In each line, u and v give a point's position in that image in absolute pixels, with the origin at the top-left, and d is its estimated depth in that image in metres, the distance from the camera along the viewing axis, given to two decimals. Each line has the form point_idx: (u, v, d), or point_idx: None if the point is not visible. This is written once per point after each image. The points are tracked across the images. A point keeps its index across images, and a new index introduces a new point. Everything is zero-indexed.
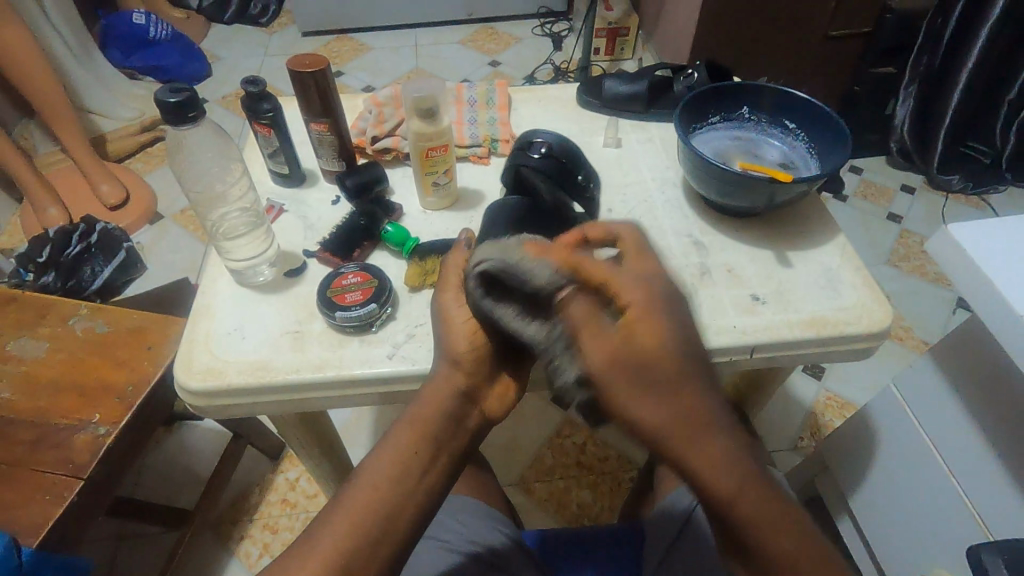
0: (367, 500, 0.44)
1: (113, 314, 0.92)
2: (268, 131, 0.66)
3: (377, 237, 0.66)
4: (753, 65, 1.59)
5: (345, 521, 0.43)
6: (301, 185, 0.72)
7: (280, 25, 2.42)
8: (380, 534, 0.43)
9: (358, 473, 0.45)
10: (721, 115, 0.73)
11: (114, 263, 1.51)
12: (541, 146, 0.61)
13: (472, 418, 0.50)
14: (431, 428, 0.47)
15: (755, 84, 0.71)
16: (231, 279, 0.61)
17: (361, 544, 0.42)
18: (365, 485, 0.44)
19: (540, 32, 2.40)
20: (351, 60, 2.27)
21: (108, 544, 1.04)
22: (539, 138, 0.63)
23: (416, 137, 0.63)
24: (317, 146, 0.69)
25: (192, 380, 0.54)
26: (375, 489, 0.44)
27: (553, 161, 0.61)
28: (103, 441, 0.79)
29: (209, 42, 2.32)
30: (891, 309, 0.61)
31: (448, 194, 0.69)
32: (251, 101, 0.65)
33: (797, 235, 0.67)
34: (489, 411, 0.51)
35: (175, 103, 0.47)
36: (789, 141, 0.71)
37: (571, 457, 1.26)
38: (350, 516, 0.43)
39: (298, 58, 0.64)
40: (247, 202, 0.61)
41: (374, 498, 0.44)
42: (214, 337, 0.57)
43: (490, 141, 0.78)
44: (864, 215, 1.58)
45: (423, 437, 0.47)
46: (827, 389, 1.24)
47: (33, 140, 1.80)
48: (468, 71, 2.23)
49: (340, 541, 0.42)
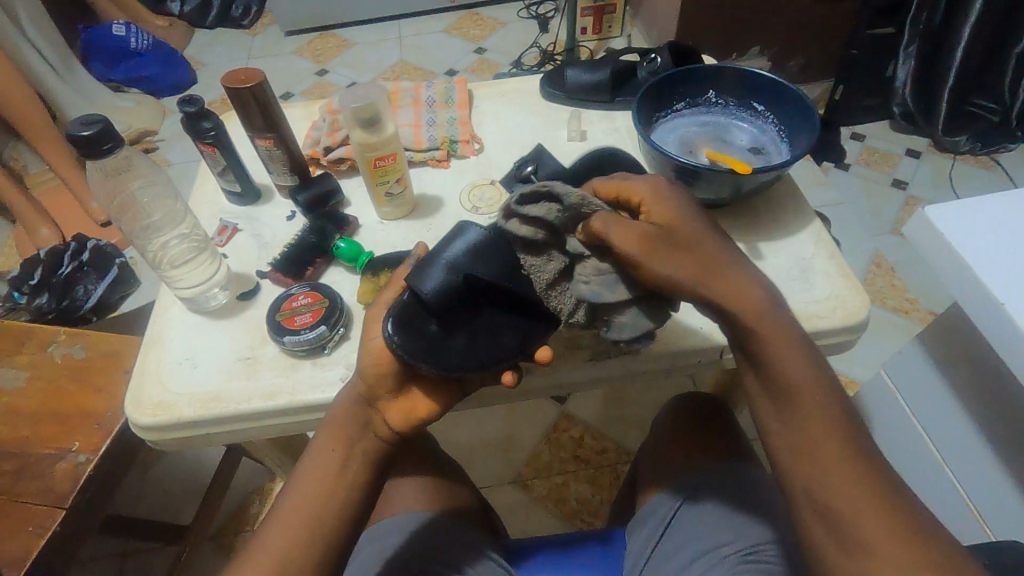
0: (294, 518, 0.45)
1: (92, 339, 0.92)
2: (213, 150, 0.64)
3: (331, 254, 0.64)
4: (741, 38, 1.53)
5: (268, 551, 0.43)
6: (254, 202, 0.70)
7: (263, 25, 2.39)
8: (305, 560, 0.43)
9: (279, 503, 0.46)
10: (686, 101, 0.69)
11: (106, 281, 1.51)
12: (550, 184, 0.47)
13: (377, 425, 0.49)
14: (345, 443, 0.48)
15: (719, 65, 0.67)
16: (185, 307, 0.60)
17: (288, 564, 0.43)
18: (287, 509, 0.45)
19: (526, 15, 2.35)
20: (336, 56, 2.24)
21: (110, 562, 1.05)
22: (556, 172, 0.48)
23: (361, 148, 0.60)
24: (267, 162, 0.67)
25: (143, 415, 0.53)
26: (301, 507, 0.45)
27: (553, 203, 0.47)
28: (83, 469, 0.79)
29: (192, 48, 2.30)
30: (867, 300, 0.57)
31: (404, 202, 0.67)
32: (191, 121, 0.63)
33: (768, 225, 0.64)
34: (390, 420, 0.48)
35: (88, 137, 0.45)
36: (758, 124, 0.68)
37: (568, 451, 1.25)
38: (283, 533, 0.44)
39: (232, 73, 0.61)
40: (188, 226, 0.59)
41: (300, 512, 0.45)
42: (164, 368, 0.56)
43: (449, 143, 0.75)
44: (866, 184, 1.53)
45: (341, 454, 0.47)
46: (830, 369, 1.20)
47: (23, 161, 1.81)
48: (454, 60, 2.18)
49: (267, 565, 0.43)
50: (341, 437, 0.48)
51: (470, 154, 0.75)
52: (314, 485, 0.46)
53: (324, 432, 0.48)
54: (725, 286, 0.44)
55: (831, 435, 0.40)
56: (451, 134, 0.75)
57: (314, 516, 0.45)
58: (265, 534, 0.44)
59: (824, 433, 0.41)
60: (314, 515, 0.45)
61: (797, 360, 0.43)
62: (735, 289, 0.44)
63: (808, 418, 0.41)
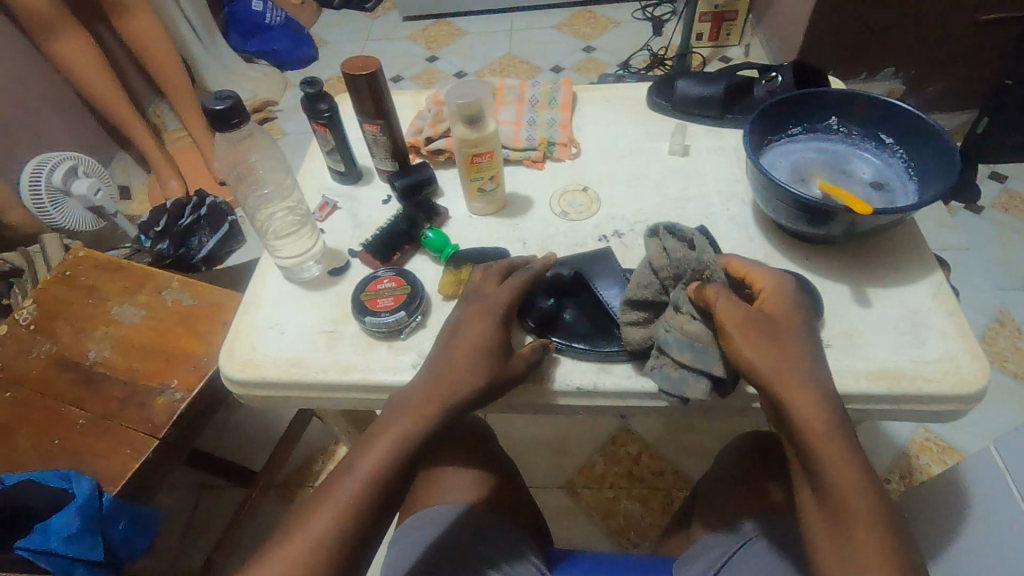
0: (350, 499, 0.45)
1: (199, 289, 1.01)
2: (325, 130, 0.68)
3: (419, 242, 0.66)
4: (874, 57, 1.41)
5: (310, 536, 0.43)
6: (355, 183, 0.73)
7: (384, 9, 2.50)
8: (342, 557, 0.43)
9: (336, 480, 0.46)
10: (804, 126, 0.65)
11: (217, 235, 1.65)
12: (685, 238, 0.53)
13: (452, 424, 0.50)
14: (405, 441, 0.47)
15: (847, 91, 0.62)
16: (281, 276, 0.64)
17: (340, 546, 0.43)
18: (348, 488, 0.45)
19: (640, 16, 2.29)
20: (447, 44, 2.30)
21: (188, 492, 1.16)
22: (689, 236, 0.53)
23: (461, 143, 0.61)
24: (372, 147, 0.70)
25: (233, 369, 0.57)
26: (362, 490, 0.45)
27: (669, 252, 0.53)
28: (178, 406, 0.87)
29: (318, 26, 2.45)
30: (986, 368, 0.51)
31: (494, 200, 0.68)
32: (309, 102, 0.66)
33: (879, 269, 0.58)
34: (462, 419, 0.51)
35: (220, 111, 0.49)
36: (883, 158, 0.62)
37: (624, 466, 1.22)
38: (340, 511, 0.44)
39: (351, 60, 0.64)
40: (293, 201, 0.63)
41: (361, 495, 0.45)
42: (256, 329, 0.60)
43: (547, 144, 0.74)
44: (1001, 231, 1.36)
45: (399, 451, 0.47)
46: (927, 429, 1.09)
47: (163, 118, 2.01)
48: (561, 56, 2.17)
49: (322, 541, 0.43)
50: (400, 434, 0.47)
51: (567, 158, 0.74)
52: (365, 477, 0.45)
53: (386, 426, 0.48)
54: (803, 396, 0.45)
55: (862, 540, 0.41)
56: (550, 136, 0.75)
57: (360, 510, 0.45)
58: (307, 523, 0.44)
59: (865, 549, 0.41)
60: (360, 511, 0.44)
61: (850, 469, 0.43)
62: (813, 399, 0.44)
63: (850, 525, 0.42)
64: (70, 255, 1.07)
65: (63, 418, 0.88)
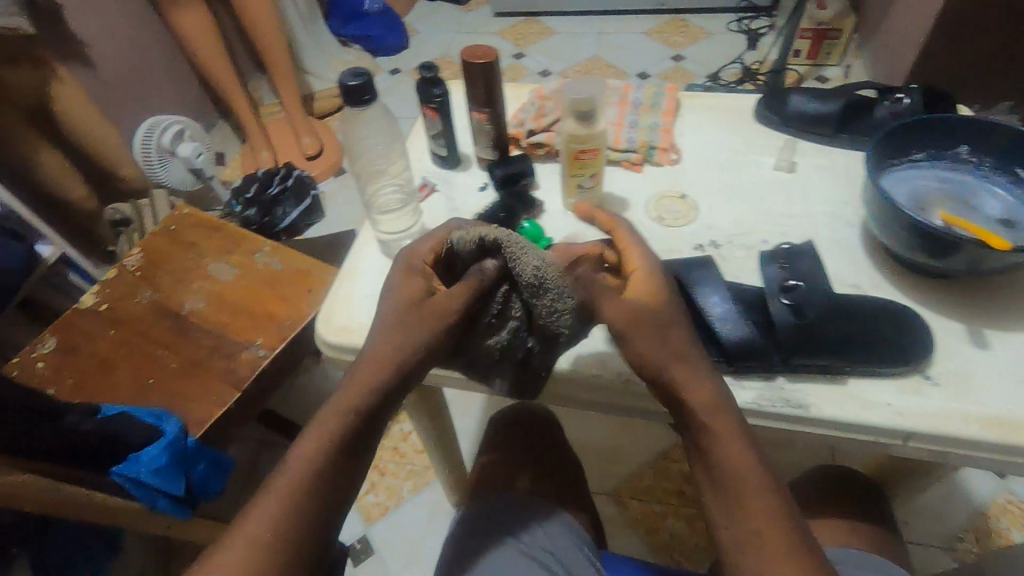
0: (300, 471, 0.43)
1: (287, 255, 1.06)
2: (434, 114, 0.70)
3: (513, 232, 0.67)
4: None
5: (255, 530, 0.41)
6: (453, 168, 0.75)
7: (476, 4, 2.55)
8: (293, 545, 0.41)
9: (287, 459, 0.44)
10: (928, 153, 0.61)
11: (300, 207, 1.73)
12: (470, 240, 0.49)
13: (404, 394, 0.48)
14: (347, 418, 0.45)
15: (984, 119, 0.58)
16: (378, 249, 0.66)
17: (295, 513, 0.41)
18: (295, 463, 0.43)
19: (735, 28, 2.23)
20: (535, 42, 2.31)
21: (252, 446, 1.22)
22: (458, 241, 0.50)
23: (569, 138, 0.62)
24: (475, 134, 0.72)
25: (329, 333, 0.61)
26: (318, 454, 0.43)
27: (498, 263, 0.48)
28: (260, 362, 0.93)
29: (412, 16, 2.52)
30: None
31: (591, 198, 0.68)
32: (424, 86, 0.69)
33: (1001, 311, 0.55)
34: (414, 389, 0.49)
35: (353, 87, 0.51)
36: (1018, 195, 0.58)
37: (674, 484, 1.19)
38: (290, 482, 0.42)
39: (471, 48, 0.66)
40: (402, 179, 0.66)
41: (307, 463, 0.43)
42: (352, 297, 0.63)
43: (647, 148, 0.74)
44: None
45: (344, 430, 0.45)
46: (1010, 492, 1.01)
47: (261, 93, 2.12)
48: (648, 63, 2.15)
49: (272, 515, 0.41)
50: (344, 413, 0.45)
51: (666, 163, 0.73)
52: (312, 460, 0.43)
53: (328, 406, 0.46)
54: (690, 374, 0.46)
55: (777, 535, 0.41)
56: (651, 139, 0.74)
57: (309, 496, 0.42)
58: (245, 519, 0.41)
59: (774, 540, 0.40)
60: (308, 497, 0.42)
61: (736, 446, 0.43)
62: (690, 371, 0.46)
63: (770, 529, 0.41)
64: (176, 212, 1.15)
65: (158, 359, 0.94)
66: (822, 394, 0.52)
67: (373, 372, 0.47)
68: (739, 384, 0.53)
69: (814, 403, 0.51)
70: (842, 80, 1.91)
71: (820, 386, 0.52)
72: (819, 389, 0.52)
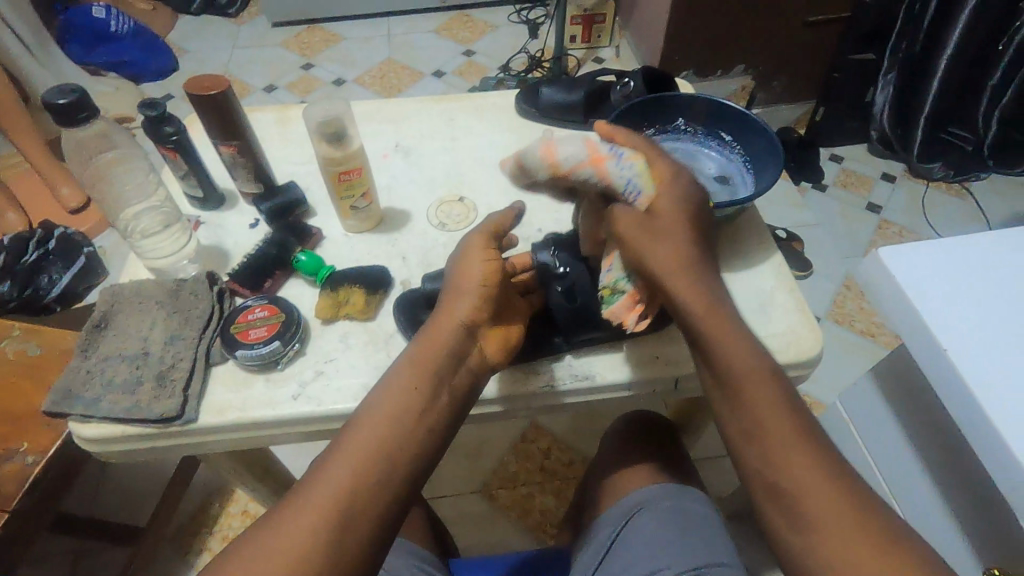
0: (370, 436, 0.42)
1: (48, 334, 0.82)
2: (175, 155, 0.64)
3: (291, 267, 0.63)
4: (731, 56, 1.50)
5: (344, 465, 0.41)
6: (219, 208, 0.69)
7: (253, 14, 1.98)
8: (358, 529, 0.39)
9: (357, 425, 0.43)
10: (656, 128, 0.69)
11: (75, 270, 1.16)
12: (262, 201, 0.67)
13: (473, 356, 0.48)
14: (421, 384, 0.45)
15: (687, 95, 0.67)
16: (151, 274, 0.63)
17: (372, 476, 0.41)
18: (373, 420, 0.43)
19: (517, 19, 1.94)
20: (325, 51, 1.85)
21: (64, 561, 0.95)
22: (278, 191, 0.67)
23: (325, 162, 0.60)
24: (232, 169, 0.66)
25: (84, 427, 0.52)
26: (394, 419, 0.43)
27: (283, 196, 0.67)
28: (31, 471, 0.71)
29: (176, 35, 1.88)
30: (821, 337, 0.58)
31: (369, 217, 0.66)
32: (153, 125, 0.62)
33: (727, 255, 0.64)
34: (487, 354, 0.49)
35: (151, 117, 0.62)
36: (725, 154, 0.68)
37: (535, 462, 1.12)
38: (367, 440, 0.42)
39: (196, 80, 0.61)
40: (164, 204, 0.64)
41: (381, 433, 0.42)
42: (95, 366, 0.55)
43: (609, 291, 0.52)
44: (843, 207, 1.50)
45: (395, 416, 0.43)
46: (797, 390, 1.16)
47: None
48: (442, 61, 1.81)
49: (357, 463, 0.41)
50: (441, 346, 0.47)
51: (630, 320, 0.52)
52: (405, 397, 0.44)
53: (380, 397, 0.44)
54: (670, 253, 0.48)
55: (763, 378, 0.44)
56: (621, 280, 0.51)
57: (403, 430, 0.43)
58: (334, 452, 0.42)
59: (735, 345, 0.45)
60: (406, 426, 0.43)
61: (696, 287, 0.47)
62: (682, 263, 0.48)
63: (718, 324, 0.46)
64: None
65: None
66: (605, 362, 0.57)
67: (437, 344, 0.47)
68: (533, 370, 0.56)
69: (598, 372, 0.56)
70: (614, 60, 1.74)
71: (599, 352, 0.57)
72: (601, 357, 0.57)
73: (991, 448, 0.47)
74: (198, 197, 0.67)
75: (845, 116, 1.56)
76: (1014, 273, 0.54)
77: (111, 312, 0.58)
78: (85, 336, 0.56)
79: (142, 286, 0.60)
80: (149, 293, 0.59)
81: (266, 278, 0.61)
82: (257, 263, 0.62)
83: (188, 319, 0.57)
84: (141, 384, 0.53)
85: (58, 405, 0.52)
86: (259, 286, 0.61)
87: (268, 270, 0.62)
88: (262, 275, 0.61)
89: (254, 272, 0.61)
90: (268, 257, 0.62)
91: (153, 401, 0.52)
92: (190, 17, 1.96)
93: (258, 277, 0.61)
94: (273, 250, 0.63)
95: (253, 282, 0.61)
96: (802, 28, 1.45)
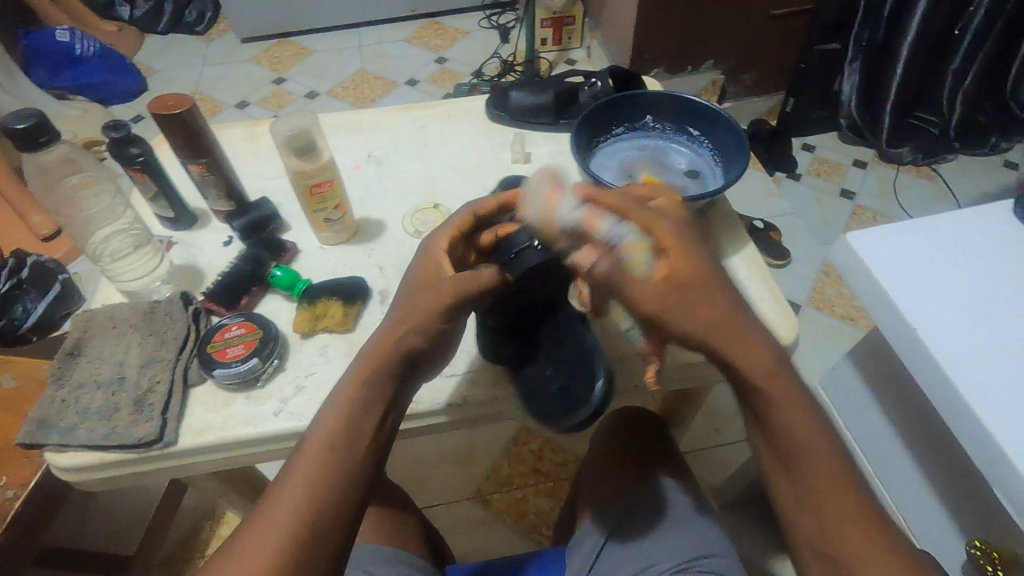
0: (314, 462, 0.41)
1: (23, 365, 0.80)
2: (143, 175, 0.63)
3: (267, 282, 0.63)
4: (700, 52, 1.52)
5: (291, 495, 0.39)
6: (190, 227, 0.68)
7: (221, 31, 1.96)
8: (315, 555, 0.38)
9: (298, 454, 0.42)
10: (626, 126, 0.70)
11: (51, 298, 1.13)
12: (240, 216, 0.66)
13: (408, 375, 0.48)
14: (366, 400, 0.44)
15: (654, 92, 0.68)
16: (124, 297, 0.62)
17: (320, 500, 0.40)
18: (316, 446, 0.42)
19: (487, 25, 1.95)
20: (296, 65, 1.84)
21: None
22: (256, 208, 0.67)
23: (296, 176, 0.60)
24: (202, 188, 0.66)
25: (61, 456, 0.51)
26: (334, 443, 0.42)
27: (259, 213, 0.66)
28: (11, 506, 0.69)
29: (144, 56, 1.86)
30: (796, 323, 0.59)
31: (344, 228, 0.66)
32: (118, 147, 0.61)
33: None
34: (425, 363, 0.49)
35: (115, 139, 0.61)
36: (694, 149, 0.69)
37: (528, 465, 1.12)
38: (311, 462, 0.41)
39: (161, 99, 0.61)
40: (133, 225, 0.63)
41: (326, 456, 0.41)
42: (68, 395, 0.54)
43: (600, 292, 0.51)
44: (818, 194, 1.53)
45: (340, 437, 0.42)
46: None
47: None
48: (414, 69, 1.81)
49: (302, 491, 0.40)
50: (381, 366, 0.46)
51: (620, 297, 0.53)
52: (346, 418, 0.43)
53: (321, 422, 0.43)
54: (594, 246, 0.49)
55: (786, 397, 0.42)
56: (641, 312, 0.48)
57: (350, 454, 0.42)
58: (280, 482, 0.41)
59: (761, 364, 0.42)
60: (350, 447, 0.42)
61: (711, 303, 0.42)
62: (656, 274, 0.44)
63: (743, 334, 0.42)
64: None
65: None
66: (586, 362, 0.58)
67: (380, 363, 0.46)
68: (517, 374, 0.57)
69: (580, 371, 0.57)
70: (586, 61, 1.76)
71: (562, 341, 0.59)
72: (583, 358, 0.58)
73: (966, 424, 0.47)
74: (168, 217, 0.66)
75: (814, 105, 1.59)
76: (975, 250, 0.55)
77: (85, 338, 0.57)
78: (58, 365, 0.55)
79: (116, 309, 0.59)
80: (122, 317, 0.58)
81: (244, 294, 0.61)
82: (232, 279, 0.61)
83: (163, 341, 0.57)
84: (118, 408, 0.53)
85: (33, 436, 0.51)
86: (236, 302, 0.61)
87: (244, 286, 0.61)
88: (240, 292, 0.61)
89: (230, 290, 0.61)
90: (244, 275, 0.62)
91: (132, 426, 0.52)
92: (157, 37, 1.94)
93: (233, 293, 0.61)
94: (250, 266, 0.62)
95: (230, 298, 0.60)
96: (767, 21, 1.48)
